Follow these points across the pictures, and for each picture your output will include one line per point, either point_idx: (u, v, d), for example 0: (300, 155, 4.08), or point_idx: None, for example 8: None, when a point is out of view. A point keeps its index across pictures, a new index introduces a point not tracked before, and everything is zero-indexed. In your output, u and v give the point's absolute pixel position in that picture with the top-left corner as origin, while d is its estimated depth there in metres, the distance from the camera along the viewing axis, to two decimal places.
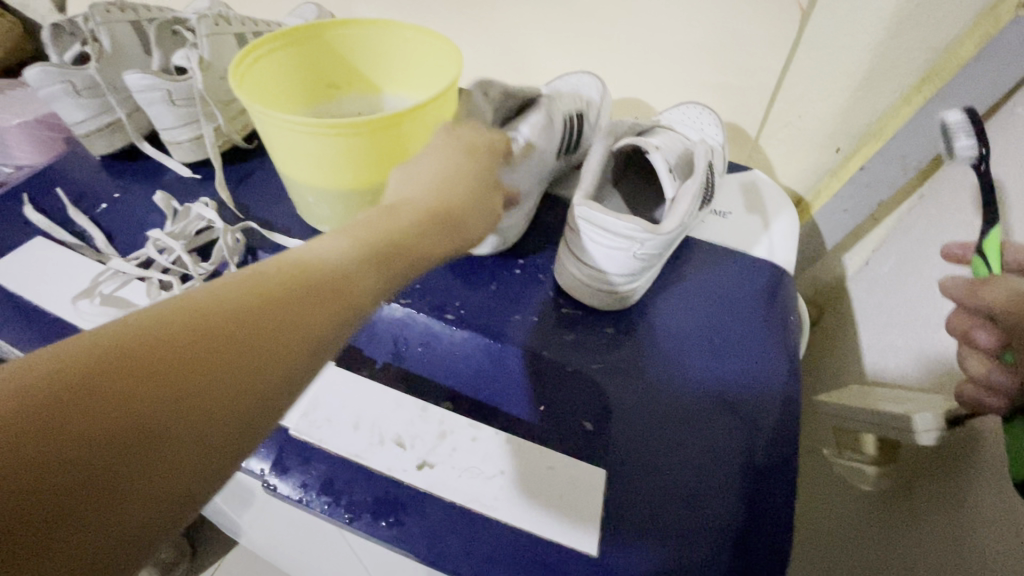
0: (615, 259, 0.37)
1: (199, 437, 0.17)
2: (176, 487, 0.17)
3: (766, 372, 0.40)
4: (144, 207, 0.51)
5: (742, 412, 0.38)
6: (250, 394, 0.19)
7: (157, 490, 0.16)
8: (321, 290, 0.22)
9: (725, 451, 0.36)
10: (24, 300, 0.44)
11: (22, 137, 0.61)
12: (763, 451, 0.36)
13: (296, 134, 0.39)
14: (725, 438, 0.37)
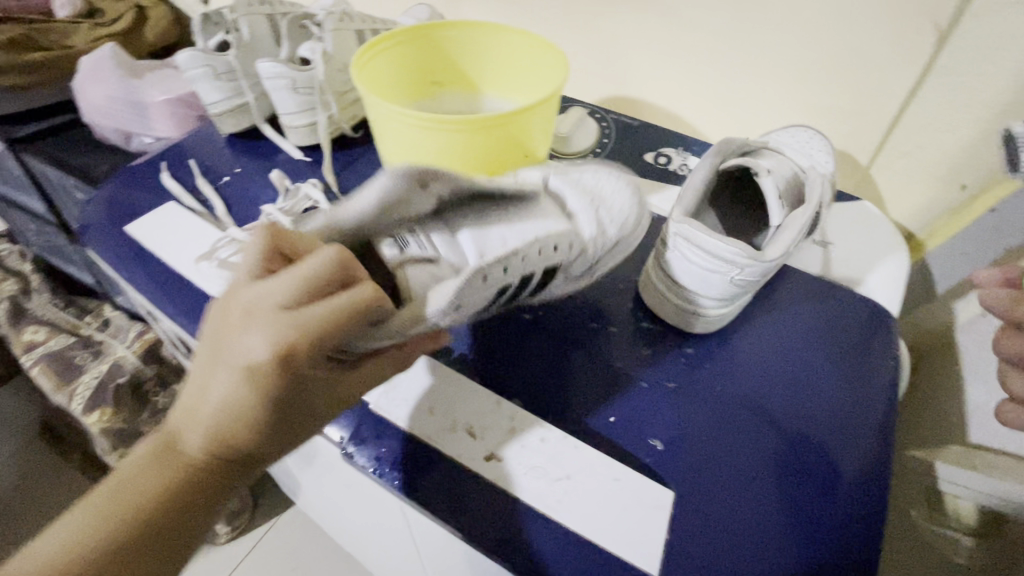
0: (709, 281, 0.36)
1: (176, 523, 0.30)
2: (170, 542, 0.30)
3: (853, 418, 0.38)
4: (261, 184, 0.57)
5: (823, 458, 0.36)
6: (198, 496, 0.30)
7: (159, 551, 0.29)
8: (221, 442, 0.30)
9: (803, 498, 0.34)
10: (154, 256, 0.50)
11: (162, 112, 0.69)
12: (845, 503, 0.34)
13: (407, 124, 0.41)
14: (803, 482, 0.35)
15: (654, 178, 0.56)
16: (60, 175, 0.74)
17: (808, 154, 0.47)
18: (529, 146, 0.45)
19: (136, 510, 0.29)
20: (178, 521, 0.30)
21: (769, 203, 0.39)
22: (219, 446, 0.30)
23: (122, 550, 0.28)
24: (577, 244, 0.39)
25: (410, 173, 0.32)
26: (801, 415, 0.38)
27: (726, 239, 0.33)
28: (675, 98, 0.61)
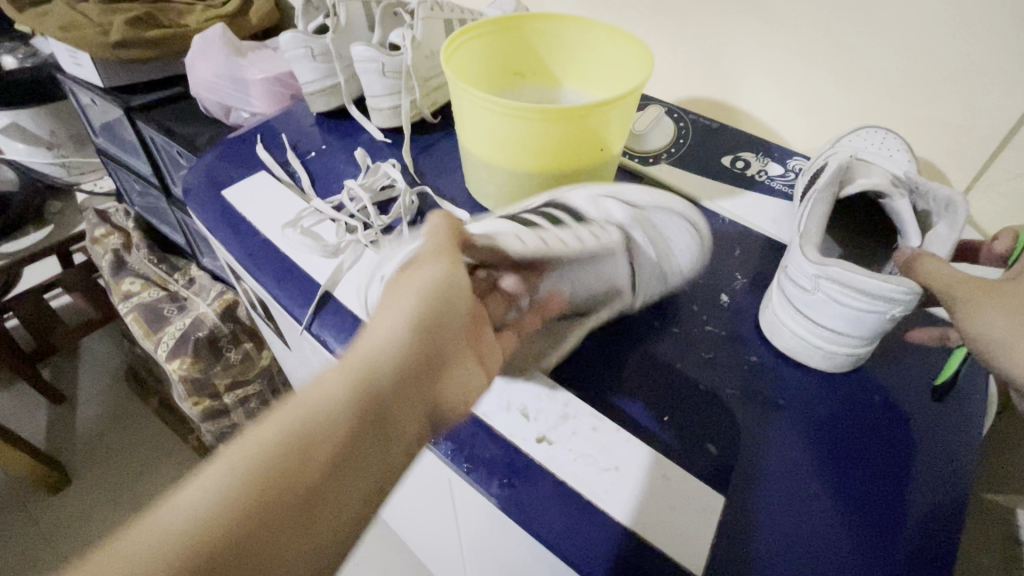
0: (860, 320, 0.35)
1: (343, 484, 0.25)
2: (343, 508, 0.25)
3: (929, 445, 0.36)
4: (344, 161, 0.60)
5: (898, 480, 0.35)
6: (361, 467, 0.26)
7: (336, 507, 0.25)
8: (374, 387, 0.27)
9: (875, 516, 0.33)
10: (245, 219, 0.54)
11: (261, 89, 0.75)
12: (919, 528, 0.32)
13: (491, 113, 0.43)
14: (875, 501, 0.34)
15: (729, 181, 0.54)
16: (167, 142, 0.82)
17: (887, 156, 0.45)
18: (608, 140, 0.45)
19: (287, 472, 0.24)
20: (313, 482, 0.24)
21: (906, 225, 0.37)
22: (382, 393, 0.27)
23: (275, 521, 0.23)
24: (607, 244, 0.40)
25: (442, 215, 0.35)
26: (876, 434, 0.37)
27: (877, 276, 0.32)
28: (759, 102, 0.59)
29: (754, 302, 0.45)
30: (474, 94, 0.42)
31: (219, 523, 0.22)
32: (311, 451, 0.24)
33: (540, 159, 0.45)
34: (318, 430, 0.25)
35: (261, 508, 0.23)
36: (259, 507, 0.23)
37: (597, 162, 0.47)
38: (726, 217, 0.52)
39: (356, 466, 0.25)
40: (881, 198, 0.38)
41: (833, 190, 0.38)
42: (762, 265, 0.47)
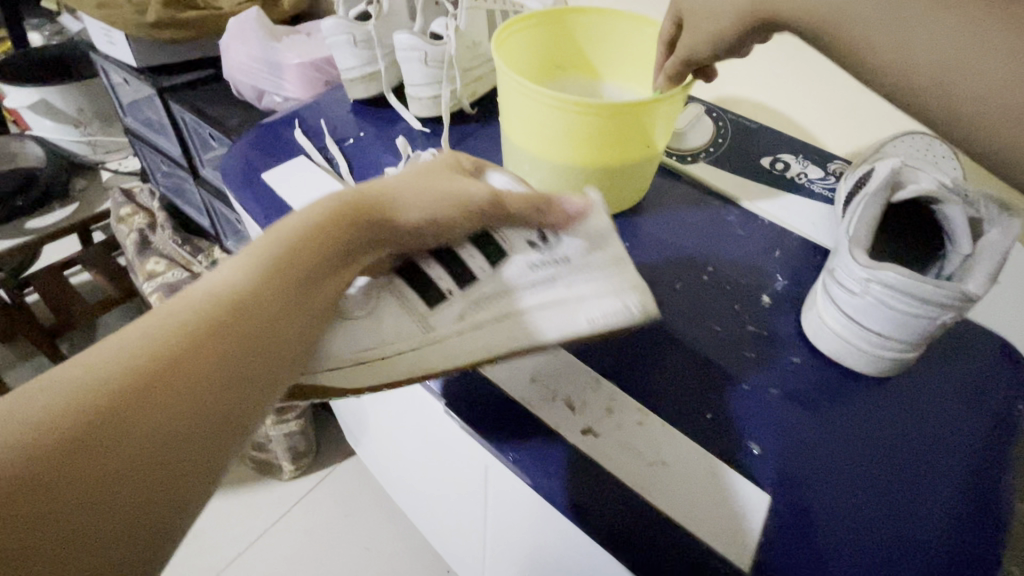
0: (909, 325, 0.35)
1: (171, 447, 0.24)
2: (171, 470, 0.23)
3: (970, 455, 0.37)
4: (382, 149, 0.60)
5: (932, 493, 0.35)
6: (194, 445, 0.24)
7: (150, 458, 0.23)
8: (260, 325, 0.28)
9: (903, 527, 0.33)
10: (286, 204, 0.55)
11: (295, 74, 0.75)
12: (954, 538, 0.33)
13: (541, 106, 0.42)
14: (909, 513, 0.34)
15: (768, 183, 0.54)
16: (199, 124, 0.82)
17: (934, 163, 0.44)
18: (657, 136, 0.45)
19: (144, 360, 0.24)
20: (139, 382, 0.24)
21: (957, 232, 0.36)
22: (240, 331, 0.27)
23: (128, 417, 0.23)
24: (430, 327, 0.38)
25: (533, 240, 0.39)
26: (902, 448, 0.37)
27: (936, 282, 0.32)
28: (799, 104, 0.58)
29: (795, 304, 0.45)
30: (524, 84, 0.42)
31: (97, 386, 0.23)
32: (187, 360, 0.25)
33: (586, 153, 0.45)
34: (185, 381, 0.25)
35: (121, 401, 0.23)
36: (114, 405, 0.23)
37: (642, 159, 0.46)
38: (765, 219, 0.52)
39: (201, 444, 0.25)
40: (936, 206, 0.38)
41: (885, 195, 0.38)
42: (802, 267, 0.48)
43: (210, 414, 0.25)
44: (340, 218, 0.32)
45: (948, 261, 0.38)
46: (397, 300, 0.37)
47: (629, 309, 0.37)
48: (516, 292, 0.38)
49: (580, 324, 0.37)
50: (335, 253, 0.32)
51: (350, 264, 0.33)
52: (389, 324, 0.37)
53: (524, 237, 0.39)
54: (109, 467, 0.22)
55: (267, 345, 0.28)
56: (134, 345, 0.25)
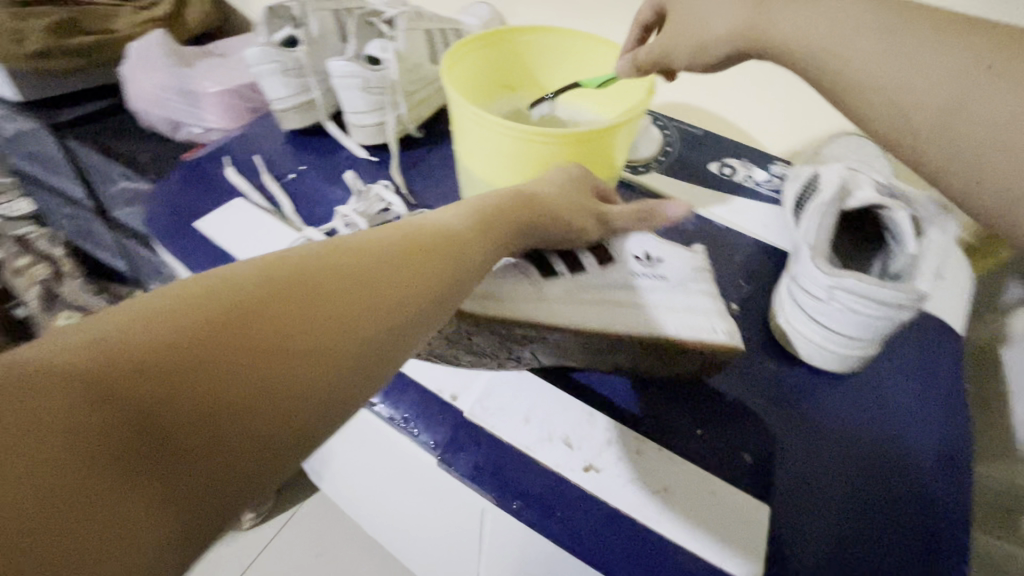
0: (872, 326, 0.37)
1: (244, 409, 0.20)
2: (239, 444, 0.19)
3: (935, 441, 0.39)
4: (327, 182, 0.57)
5: (913, 493, 0.37)
6: (263, 421, 0.20)
7: (217, 429, 0.19)
8: (348, 284, 0.25)
9: (884, 521, 0.35)
10: (227, 253, 0.50)
11: (215, 103, 0.69)
12: (934, 530, 0.35)
13: (501, 138, 0.42)
14: (894, 516, 0.35)
15: (718, 188, 0.56)
16: (105, 163, 0.73)
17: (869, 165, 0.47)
18: (617, 157, 0.45)
19: (228, 304, 0.21)
20: (221, 324, 0.20)
21: (901, 234, 0.39)
22: (328, 298, 0.24)
23: (201, 353, 0.19)
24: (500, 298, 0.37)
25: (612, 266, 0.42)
26: (873, 444, 0.39)
27: (895, 286, 0.34)
28: (736, 108, 0.61)
29: (760, 309, 0.47)
30: (481, 117, 0.41)
31: (173, 315, 0.20)
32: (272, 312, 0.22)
33: (549, 180, 0.45)
34: (268, 334, 0.21)
35: (188, 339, 0.19)
36: (185, 340, 0.19)
37: (603, 180, 0.47)
38: (721, 224, 0.53)
39: (270, 419, 0.20)
40: (880, 209, 0.41)
41: (833, 205, 0.40)
42: (762, 271, 0.50)
43: (288, 383, 0.21)
44: (529, 214, 0.37)
45: (892, 258, 0.41)
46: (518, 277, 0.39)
47: (717, 333, 0.38)
48: (596, 290, 0.40)
49: (663, 326, 0.38)
50: (455, 266, 0.30)
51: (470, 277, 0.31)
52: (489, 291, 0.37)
53: (635, 252, 0.43)
54: (150, 450, 0.18)
55: (349, 320, 0.24)
56: (240, 302, 0.22)
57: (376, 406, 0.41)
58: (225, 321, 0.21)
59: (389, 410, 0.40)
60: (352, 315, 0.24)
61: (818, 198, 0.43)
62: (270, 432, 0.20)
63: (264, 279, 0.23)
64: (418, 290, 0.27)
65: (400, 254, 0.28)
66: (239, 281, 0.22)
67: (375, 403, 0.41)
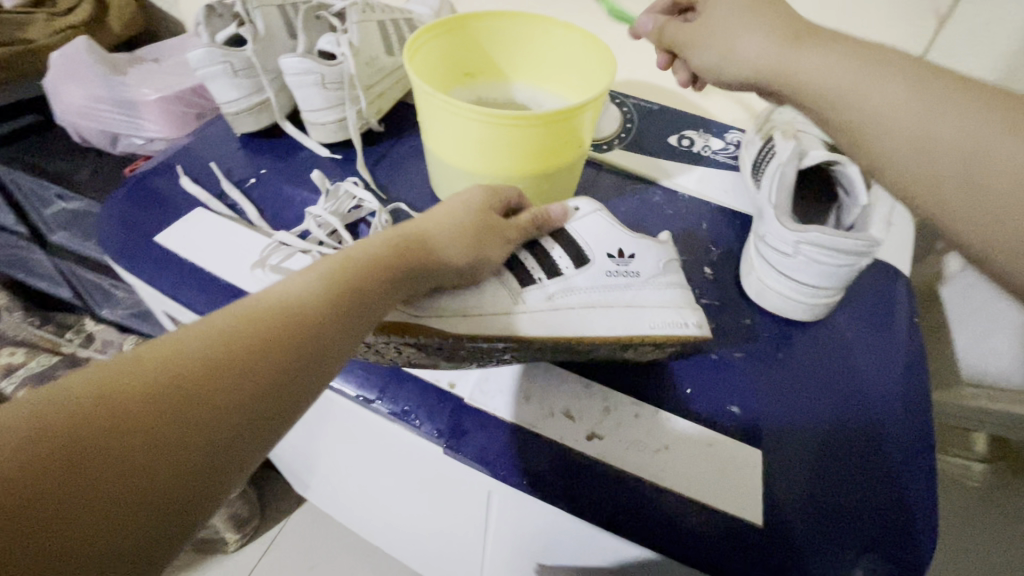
0: (835, 274, 0.40)
1: (173, 461, 0.21)
2: (172, 496, 0.21)
3: (898, 377, 0.43)
4: (291, 184, 0.55)
5: (883, 423, 0.40)
6: (197, 467, 0.22)
7: (151, 485, 0.20)
8: (271, 328, 0.26)
9: (861, 451, 0.38)
10: (195, 266, 0.48)
11: (157, 111, 0.65)
12: (904, 457, 0.38)
13: (472, 124, 0.42)
14: (870, 445, 0.39)
15: (679, 159, 0.58)
16: (38, 184, 0.68)
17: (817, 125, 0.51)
18: (585, 135, 0.46)
19: (152, 370, 0.22)
20: (145, 390, 0.22)
21: (854, 187, 0.42)
22: (251, 346, 0.25)
23: (127, 418, 0.21)
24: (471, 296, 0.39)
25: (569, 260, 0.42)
26: (845, 382, 0.42)
27: (855, 234, 0.37)
28: (689, 81, 0.63)
29: (731, 271, 0.50)
30: (451, 104, 0.41)
31: (97, 393, 0.21)
32: (194, 368, 0.23)
33: (522, 163, 0.45)
34: (191, 389, 0.23)
35: (110, 409, 0.21)
36: (108, 410, 0.21)
37: (574, 159, 0.48)
38: (686, 194, 0.56)
39: (202, 470, 0.22)
40: (833, 166, 0.43)
41: (793, 164, 0.43)
42: (729, 234, 0.52)
43: (214, 430, 0.22)
44: (458, 240, 0.37)
45: (847, 210, 0.44)
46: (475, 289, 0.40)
47: (688, 325, 0.40)
48: (576, 288, 0.41)
49: (641, 326, 0.40)
50: (384, 286, 0.33)
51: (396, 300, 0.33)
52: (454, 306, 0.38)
53: (608, 249, 0.42)
54: (110, 477, 0.19)
55: (275, 361, 0.25)
56: (182, 347, 0.24)
57: (373, 403, 0.40)
58: (152, 385, 0.22)
59: (387, 405, 0.40)
60: (273, 355, 0.26)
61: (778, 161, 0.45)
62: (203, 480, 0.22)
63: (182, 341, 0.24)
64: (339, 323, 0.29)
65: (321, 291, 0.29)
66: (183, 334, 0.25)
67: (373, 400, 0.41)
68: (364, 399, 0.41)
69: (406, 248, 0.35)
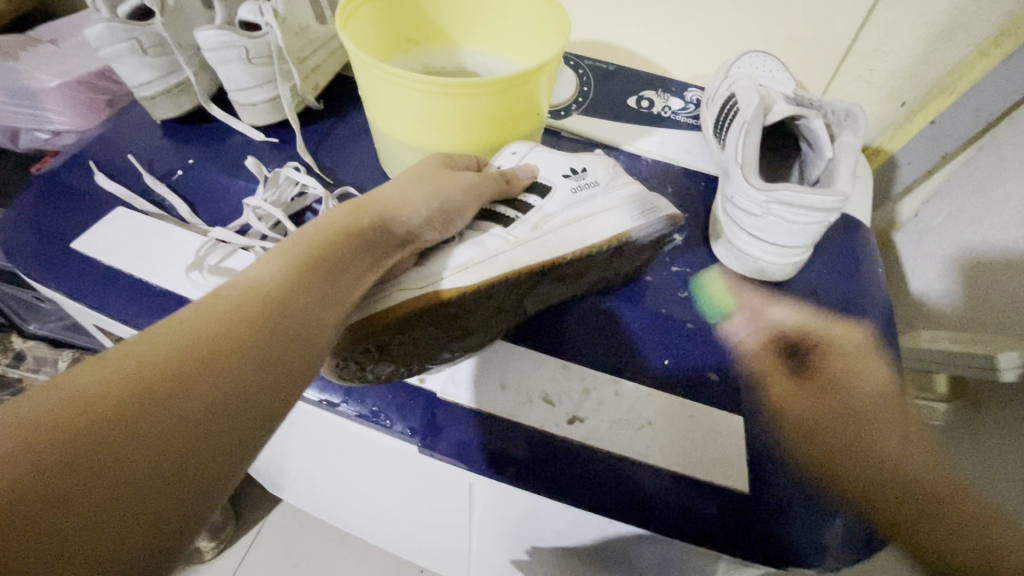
0: (806, 232, 0.39)
1: (163, 468, 0.19)
2: (169, 504, 0.19)
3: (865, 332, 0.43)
4: (225, 174, 0.50)
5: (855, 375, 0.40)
6: (192, 468, 0.20)
7: (144, 496, 0.19)
8: (242, 320, 0.24)
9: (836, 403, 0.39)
10: (122, 273, 0.43)
11: (59, 98, 0.58)
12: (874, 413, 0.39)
13: (418, 94, 0.38)
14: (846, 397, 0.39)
15: (639, 122, 0.56)
16: None
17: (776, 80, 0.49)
18: (543, 100, 0.43)
19: (118, 380, 0.20)
20: (118, 401, 0.20)
21: (820, 140, 0.41)
22: (225, 340, 0.23)
23: (102, 432, 0.19)
24: (460, 259, 0.37)
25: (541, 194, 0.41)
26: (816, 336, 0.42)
27: (824, 190, 0.36)
28: (645, 40, 0.60)
29: (700, 235, 0.48)
30: (393, 73, 0.37)
31: (59, 412, 0.19)
32: (168, 370, 0.21)
33: (475, 135, 0.42)
34: (169, 389, 0.21)
35: (80, 429, 0.19)
36: (78, 429, 0.19)
37: (532, 127, 0.44)
38: (649, 157, 0.54)
39: (199, 472, 0.20)
40: (798, 120, 0.42)
41: (758, 120, 0.41)
42: (695, 197, 0.51)
43: (204, 428, 0.21)
44: (422, 198, 0.35)
45: (811, 165, 0.43)
46: (463, 242, 0.38)
47: (660, 209, 0.41)
48: (558, 215, 0.40)
49: (623, 223, 0.39)
50: (354, 259, 0.31)
51: (379, 262, 0.32)
52: (460, 263, 0.37)
53: (561, 170, 0.42)
54: (94, 498, 0.18)
55: (256, 351, 0.24)
56: (155, 346, 0.22)
57: (338, 407, 0.38)
58: (123, 395, 0.20)
59: (354, 408, 0.38)
60: (254, 346, 0.24)
61: (742, 118, 0.44)
62: (202, 481, 0.20)
63: (145, 346, 0.22)
64: (316, 307, 0.27)
65: (290, 276, 0.27)
66: (155, 332, 0.23)
67: (338, 404, 0.38)
68: (328, 403, 0.38)
69: (374, 219, 0.33)
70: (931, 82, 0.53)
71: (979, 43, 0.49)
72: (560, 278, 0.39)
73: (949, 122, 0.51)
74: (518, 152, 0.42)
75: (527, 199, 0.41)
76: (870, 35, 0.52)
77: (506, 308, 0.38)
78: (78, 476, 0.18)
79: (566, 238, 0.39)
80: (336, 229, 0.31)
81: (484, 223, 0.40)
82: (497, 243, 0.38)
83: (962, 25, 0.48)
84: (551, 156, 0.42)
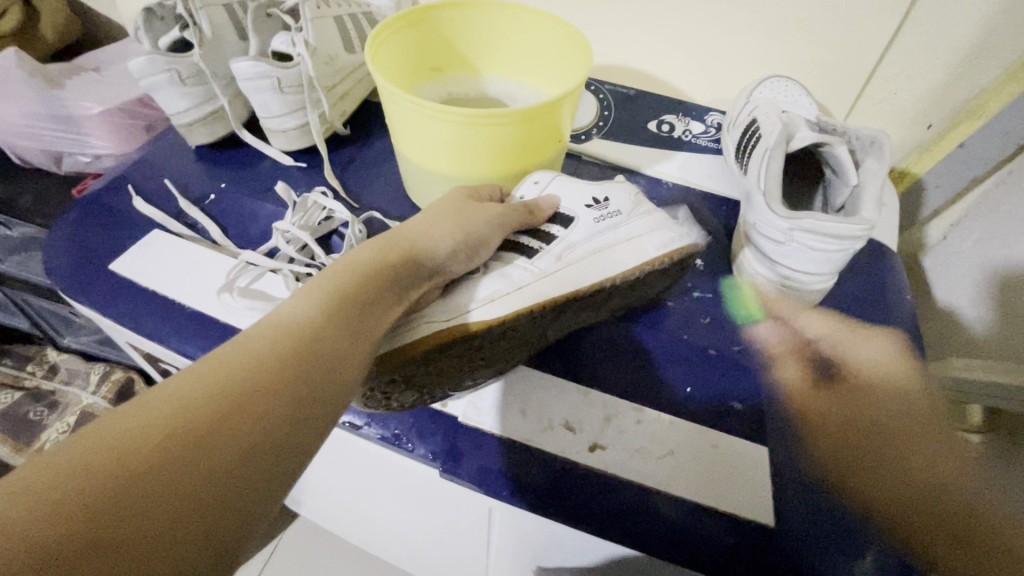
0: (831, 260, 0.39)
1: (201, 510, 0.20)
2: (206, 546, 0.20)
3: (894, 362, 0.42)
4: (255, 198, 0.52)
5: (885, 402, 0.40)
6: (227, 510, 0.21)
7: (183, 539, 0.19)
8: (274, 359, 0.25)
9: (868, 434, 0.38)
10: (156, 294, 0.45)
11: (101, 125, 0.61)
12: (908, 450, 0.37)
13: (443, 124, 0.39)
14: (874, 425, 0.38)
15: (660, 146, 0.56)
16: None
17: (797, 105, 0.49)
18: (564, 129, 0.44)
19: (157, 423, 0.21)
20: (158, 444, 0.21)
21: (844, 168, 0.41)
22: (257, 380, 0.24)
23: (143, 475, 0.20)
24: (486, 292, 0.37)
25: (562, 221, 0.42)
26: (841, 362, 0.42)
27: (848, 219, 0.36)
28: (665, 65, 0.61)
29: (721, 259, 0.48)
30: (419, 104, 0.38)
31: (102, 455, 0.20)
32: (205, 412, 0.22)
33: (498, 162, 0.43)
34: (206, 431, 0.22)
35: (123, 472, 0.19)
36: (121, 473, 0.19)
37: (553, 154, 0.45)
38: (670, 181, 0.54)
39: (233, 513, 0.21)
40: (821, 146, 0.42)
41: (782, 147, 0.41)
42: (717, 222, 0.51)
43: (237, 469, 0.21)
44: (447, 231, 0.36)
45: (836, 191, 0.43)
46: (488, 274, 0.39)
47: (683, 238, 0.41)
48: (581, 245, 0.41)
49: (646, 252, 0.40)
50: (382, 293, 0.32)
51: (407, 294, 0.33)
52: (485, 295, 0.37)
53: (584, 200, 0.42)
54: (137, 541, 0.18)
55: (288, 389, 0.24)
56: (189, 387, 0.23)
57: (361, 430, 0.38)
58: (162, 438, 0.21)
59: (377, 430, 0.38)
60: (286, 385, 0.24)
61: (764, 145, 0.44)
62: (236, 522, 0.21)
63: (183, 387, 0.23)
64: (345, 342, 0.28)
65: (320, 312, 0.28)
66: (188, 375, 0.24)
67: (361, 426, 0.39)
68: (352, 425, 0.39)
69: (401, 251, 0.34)
70: (957, 105, 0.52)
71: (1007, 67, 0.48)
72: (584, 308, 0.39)
73: (978, 146, 0.50)
74: (541, 183, 0.43)
75: (549, 227, 0.42)
76: (894, 60, 0.52)
77: (528, 339, 0.38)
78: (122, 519, 0.19)
79: (589, 267, 0.39)
80: (363, 264, 0.32)
81: (508, 254, 0.41)
82: (521, 274, 0.39)
83: (989, 48, 0.48)
84: (575, 188, 0.43)
